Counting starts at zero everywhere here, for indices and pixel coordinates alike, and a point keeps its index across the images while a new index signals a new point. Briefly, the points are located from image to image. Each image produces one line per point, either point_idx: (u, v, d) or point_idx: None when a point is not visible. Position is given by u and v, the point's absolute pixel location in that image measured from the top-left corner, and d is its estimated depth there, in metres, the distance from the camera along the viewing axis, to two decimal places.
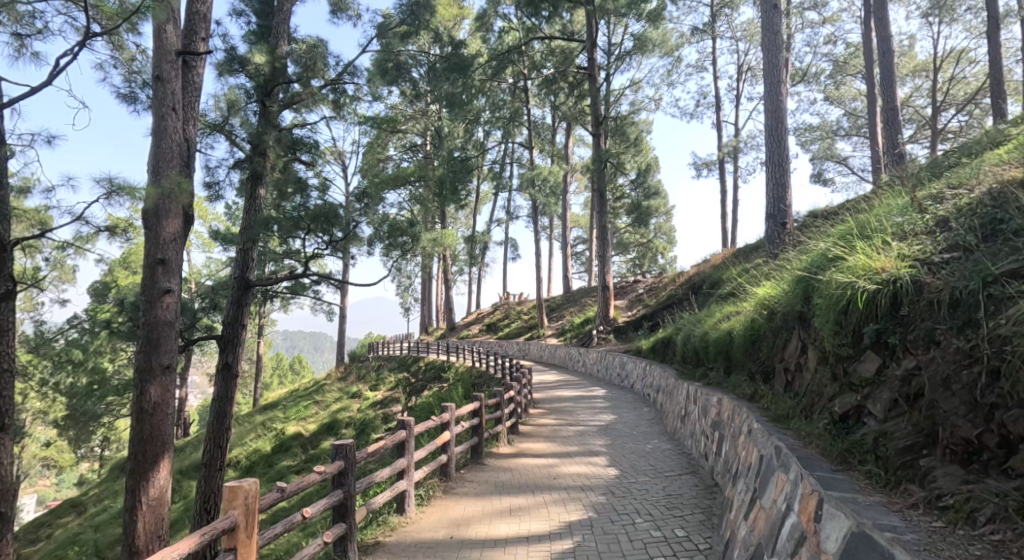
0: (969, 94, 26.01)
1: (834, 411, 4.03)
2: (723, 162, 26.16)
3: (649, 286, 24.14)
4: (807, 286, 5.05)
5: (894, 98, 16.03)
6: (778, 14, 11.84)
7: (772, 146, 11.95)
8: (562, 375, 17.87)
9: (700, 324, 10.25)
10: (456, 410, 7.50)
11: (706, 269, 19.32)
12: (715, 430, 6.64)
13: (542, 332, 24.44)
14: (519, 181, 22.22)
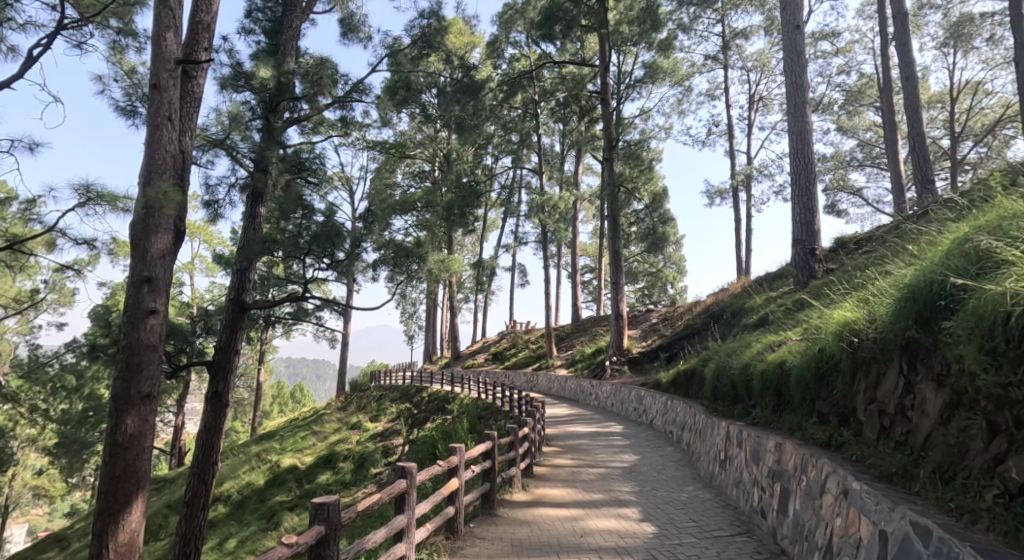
0: (987, 126, 25.70)
1: (1005, 478, 3.88)
2: (737, 191, 25.74)
3: (663, 315, 23.51)
4: (942, 299, 4.89)
5: (921, 125, 15.60)
6: (801, 35, 11.52)
7: (799, 169, 11.52)
8: (574, 408, 17.19)
9: (734, 356, 9.66)
10: (466, 453, 6.92)
11: (724, 299, 18.75)
12: (777, 489, 6.56)
13: (551, 362, 23.76)
14: (529, 207, 21.83)
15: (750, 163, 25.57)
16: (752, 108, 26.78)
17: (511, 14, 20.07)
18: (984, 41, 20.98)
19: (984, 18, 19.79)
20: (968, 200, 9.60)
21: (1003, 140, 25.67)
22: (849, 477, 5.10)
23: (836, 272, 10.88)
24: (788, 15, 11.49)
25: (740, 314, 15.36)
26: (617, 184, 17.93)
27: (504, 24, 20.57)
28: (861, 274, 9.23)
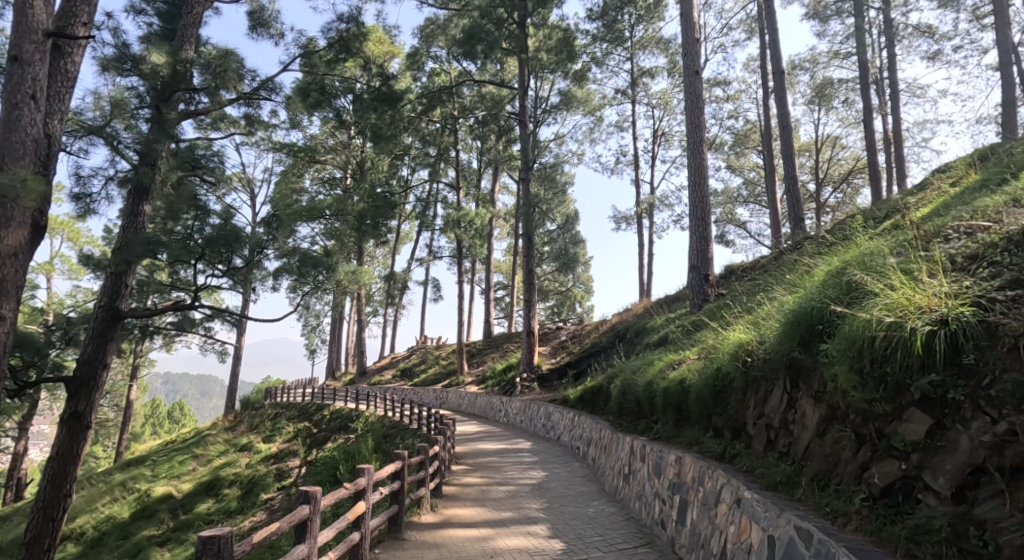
0: (844, 174, 28.75)
1: (871, 484, 4.07)
2: (641, 218, 26.76)
3: (573, 333, 23.86)
4: (821, 324, 5.28)
5: (795, 170, 16.79)
6: (700, 79, 12.05)
7: (696, 201, 11.98)
8: (482, 425, 16.88)
9: (639, 374, 9.77)
10: (374, 473, 6.48)
11: (627, 319, 19.23)
12: (676, 497, 6.64)
13: (461, 379, 23.35)
14: (444, 221, 21.50)
15: (653, 192, 26.70)
16: (655, 142, 28.02)
17: (432, 28, 19.81)
18: (841, 102, 23.37)
19: (841, 84, 21.87)
20: (839, 235, 10.39)
21: (856, 189, 28.77)
22: (742, 486, 5.18)
23: (727, 296, 11.37)
24: (688, 60, 12.02)
25: (643, 333, 15.82)
26: (532, 204, 17.99)
27: (425, 38, 20.31)
28: (748, 299, 9.73)
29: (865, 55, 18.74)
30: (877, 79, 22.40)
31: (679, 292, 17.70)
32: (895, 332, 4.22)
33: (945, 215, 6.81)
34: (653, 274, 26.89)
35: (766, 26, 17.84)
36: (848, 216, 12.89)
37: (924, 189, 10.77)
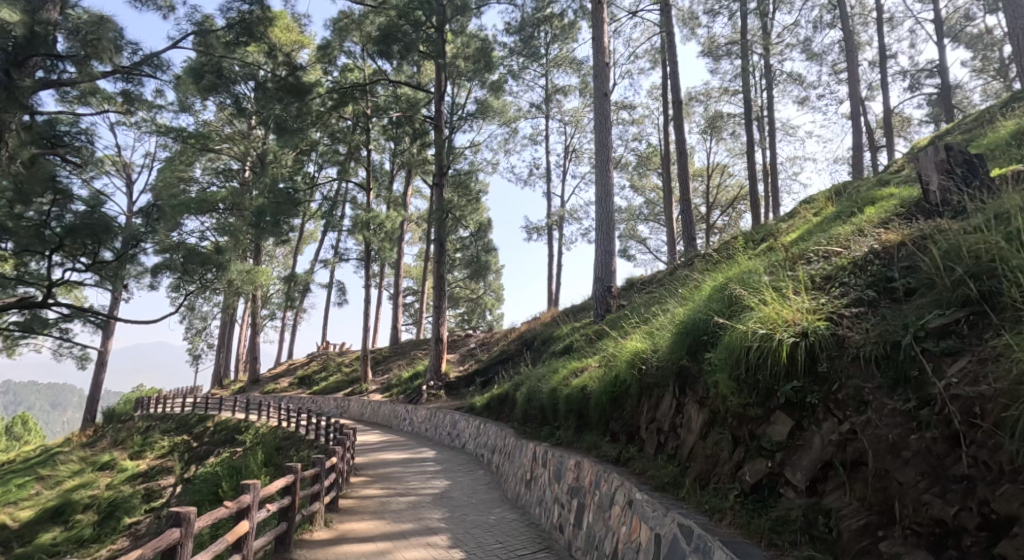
0: (730, 200, 30.70)
1: (743, 480, 4.48)
2: (551, 230, 26.91)
3: (481, 340, 23.52)
4: (706, 335, 5.54)
5: (688, 193, 17.47)
6: (608, 101, 12.14)
7: (603, 214, 12.06)
8: (385, 434, 16.14)
9: (543, 381, 9.62)
10: (262, 489, 5.78)
11: (535, 327, 19.15)
12: (573, 499, 6.60)
13: (364, 387, 22.32)
14: (351, 222, 20.47)
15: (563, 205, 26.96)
16: (566, 157, 28.35)
17: (346, 22, 18.85)
18: (730, 134, 24.80)
19: (728, 119, 23.17)
20: (728, 252, 10.78)
21: (739, 215, 30.97)
22: (634, 488, 5.36)
23: (628, 307, 11.47)
24: (597, 82, 12.08)
25: (549, 341, 15.78)
26: (446, 210, 17.48)
27: (338, 31, 19.33)
28: (645, 310, 9.87)
29: (750, 94, 19.83)
30: (759, 117, 23.94)
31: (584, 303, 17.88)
32: (767, 342, 4.58)
33: (816, 236, 7.32)
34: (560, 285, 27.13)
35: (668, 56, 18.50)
36: (735, 236, 13.53)
37: (806, 212, 11.51)
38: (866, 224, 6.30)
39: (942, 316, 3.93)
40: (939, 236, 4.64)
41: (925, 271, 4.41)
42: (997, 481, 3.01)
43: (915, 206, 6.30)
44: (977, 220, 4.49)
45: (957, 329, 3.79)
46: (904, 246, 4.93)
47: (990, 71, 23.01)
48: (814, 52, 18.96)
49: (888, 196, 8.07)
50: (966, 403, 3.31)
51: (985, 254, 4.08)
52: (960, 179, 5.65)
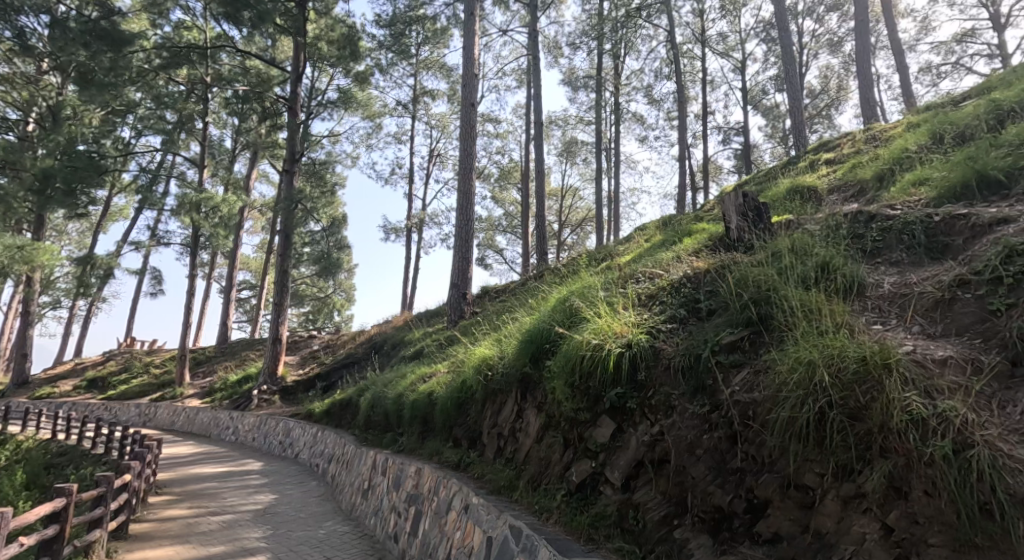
0: (580, 220, 32.09)
1: (570, 480, 4.32)
2: (410, 232, 26.00)
3: (325, 343, 21.98)
4: (547, 343, 5.32)
5: (544, 211, 17.51)
6: (475, 112, 11.82)
7: (462, 219, 11.68)
8: (201, 445, 14.26)
9: (390, 386, 8.96)
10: (19, 517, 4.42)
11: (386, 330, 18.21)
12: (410, 507, 6.05)
13: (180, 392, 19.74)
14: (176, 203, 17.99)
15: (424, 207, 26.16)
16: (429, 160, 27.62)
17: None
18: (581, 159, 25.88)
19: (581, 145, 24.08)
20: (576, 266, 10.93)
21: (586, 234, 32.58)
22: (471, 492, 4.97)
23: (481, 314, 11.14)
24: (466, 90, 11.69)
25: (400, 346, 15.02)
26: (295, 200, 15.93)
27: None
28: (497, 318, 9.58)
29: (602, 125, 20.61)
30: (605, 148, 25.16)
31: (438, 308, 17.37)
32: (598, 353, 4.46)
33: (652, 257, 7.53)
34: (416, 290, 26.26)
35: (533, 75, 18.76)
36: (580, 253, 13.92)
37: (647, 234, 12.16)
38: (682, 252, 6.54)
39: (734, 333, 4.06)
40: (734, 266, 4.83)
41: (723, 294, 4.53)
42: (761, 471, 3.26)
43: (722, 239, 6.62)
44: (762, 255, 4.75)
45: (742, 345, 3.95)
46: (709, 273, 5.05)
47: (777, 138, 26.69)
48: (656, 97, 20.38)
49: (703, 229, 8.56)
50: (744, 407, 3.51)
51: (763, 283, 4.29)
52: (751, 221, 6.02)
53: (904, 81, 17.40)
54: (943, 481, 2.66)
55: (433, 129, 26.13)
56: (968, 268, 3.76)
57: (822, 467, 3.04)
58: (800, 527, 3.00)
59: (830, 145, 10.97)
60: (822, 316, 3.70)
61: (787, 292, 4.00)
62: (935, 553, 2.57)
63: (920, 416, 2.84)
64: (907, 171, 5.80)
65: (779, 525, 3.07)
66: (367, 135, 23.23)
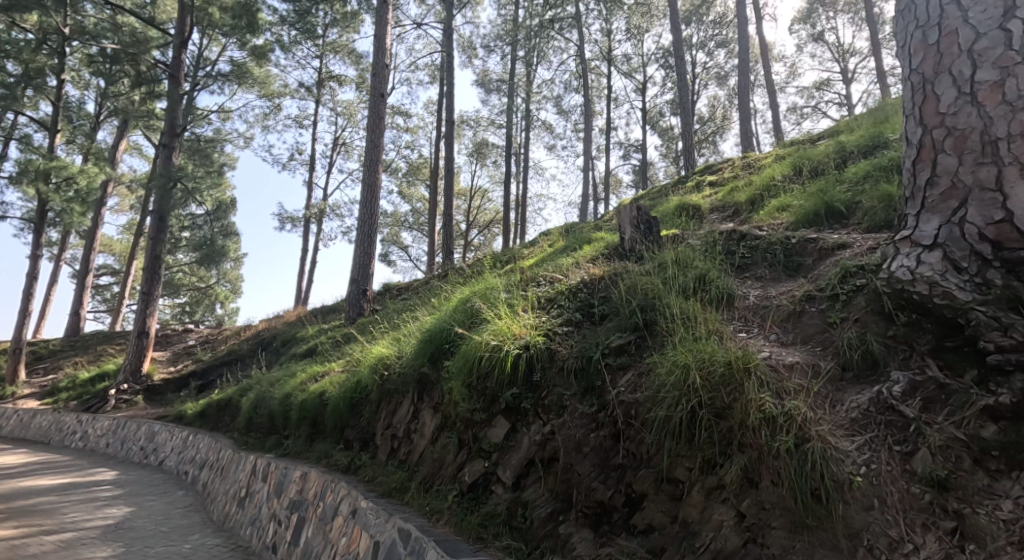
0: (487, 222, 32.45)
1: (463, 480, 4.47)
2: (308, 224, 25.04)
3: (203, 338, 20.71)
4: (447, 343, 5.46)
5: (451, 210, 17.56)
6: (384, 104, 11.70)
7: (365, 213, 11.54)
8: (36, 451, 12.74)
9: (277, 386, 8.71)
10: None
11: (276, 326, 17.49)
12: (292, 515, 5.90)
13: (13, 392, 17.90)
14: (16, 168, 16.03)
15: (325, 199, 25.28)
16: (332, 150, 26.80)
17: None
18: (491, 162, 26.28)
19: (491, 147, 24.40)
20: (479, 268, 11.14)
21: (493, 236, 33.02)
22: (360, 496, 4.97)
23: (380, 312, 11.06)
24: (376, 80, 11.59)
25: (290, 343, 14.52)
26: (172, 177, 14.83)
27: None
28: (396, 317, 9.57)
29: (513, 130, 20.99)
30: (515, 152, 25.72)
31: (335, 304, 16.96)
32: (496, 353, 4.66)
33: (551, 263, 7.88)
34: (312, 285, 25.32)
35: (445, 73, 18.77)
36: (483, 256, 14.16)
37: (548, 241, 12.61)
38: (581, 259, 6.91)
39: (624, 337, 4.39)
40: (625, 274, 5.21)
41: (615, 300, 4.88)
42: (639, 467, 3.56)
43: (617, 248, 7.07)
44: (652, 265, 5.16)
45: (629, 348, 4.29)
46: (602, 279, 5.39)
47: (671, 158, 28.51)
48: (564, 108, 21.09)
49: (601, 239, 9.06)
50: (627, 407, 3.82)
51: (650, 292, 4.68)
52: (642, 232, 6.48)
53: (776, 117, 19.25)
54: (785, 471, 2.95)
55: (337, 117, 25.38)
56: (813, 285, 4.32)
57: (689, 461, 3.32)
58: (669, 517, 3.27)
59: (715, 168, 12.03)
60: (697, 323, 4.08)
61: (670, 300, 4.40)
62: (776, 536, 2.86)
63: (770, 415, 3.13)
64: (771, 198, 6.52)
65: (652, 517, 3.34)
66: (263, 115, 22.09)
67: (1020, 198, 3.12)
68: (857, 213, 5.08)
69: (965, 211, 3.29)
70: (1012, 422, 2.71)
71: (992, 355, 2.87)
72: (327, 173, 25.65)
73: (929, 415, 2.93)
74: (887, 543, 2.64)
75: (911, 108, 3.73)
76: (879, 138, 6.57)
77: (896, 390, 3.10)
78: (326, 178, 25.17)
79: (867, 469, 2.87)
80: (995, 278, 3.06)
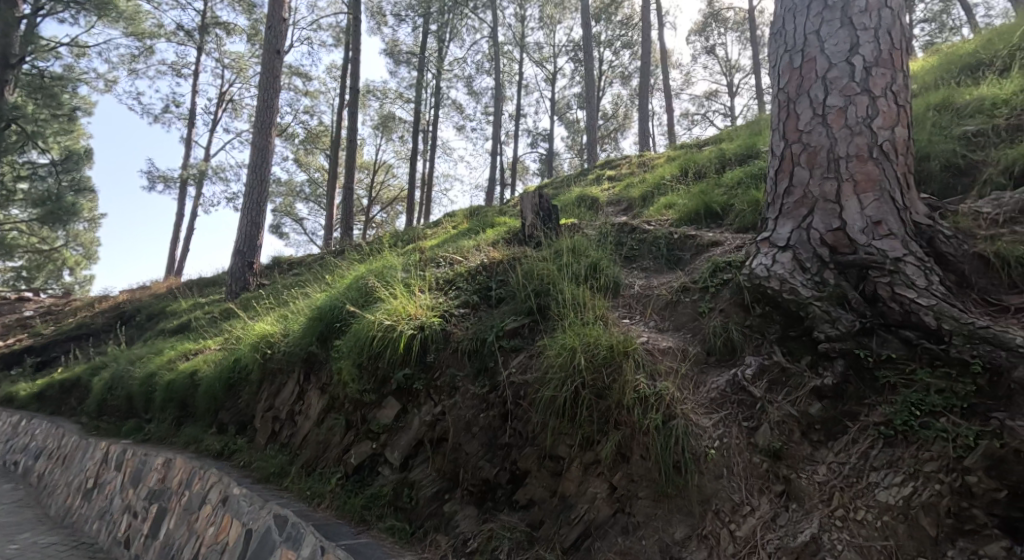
0: (390, 199, 31.77)
1: (348, 463, 4.52)
2: (185, 185, 23.09)
3: (45, 309, 18.53)
4: (338, 322, 5.39)
5: (352, 184, 17.04)
6: (280, 60, 11.12)
7: (253, 179, 10.97)
8: None
9: (137, 365, 8.07)
10: None
11: (138, 297, 15.75)
12: (151, 506, 5.76)
13: None
14: None
15: (207, 160, 23.44)
16: (218, 105, 24.74)
17: None
18: (397, 137, 25.68)
19: (398, 122, 23.83)
20: (379, 246, 10.99)
21: (396, 214, 32.38)
22: (232, 483, 4.91)
23: (267, 287, 10.58)
24: (270, 35, 10.92)
25: (156, 317, 13.40)
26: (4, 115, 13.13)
27: None
28: (284, 293, 9.22)
29: (421, 108, 20.60)
30: (423, 129, 25.32)
31: (214, 276, 15.88)
32: (389, 334, 4.67)
33: (449, 245, 7.95)
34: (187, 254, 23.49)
35: (351, 38, 18.00)
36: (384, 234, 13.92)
37: (449, 223, 12.66)
38: (482, 242, 7.04)
39: (518, 320, 4.57)
40: (523, 259, 5.38)
41: (512, 284, 5.04)
42: (524, 445, 3.79)
43: (518, 233, 7.26)
44: (550, 251, 5.37)
45: (522, 331, 4.48)
46: (502, 262, 5.54)
47: (575, 150, 29.36)
48: (473, 89, 20.96)
49: (503, 223, 9.26)
50: (516, 388, 4.01)
51: (545, 278, 4.89)
52: (542, 219, 6.70)
53: (670, 120, 20.35)
54: (652, 446, 3.27)
55: (225, 71, 23.48)
56: (688, 277, 4.73)
57: (570, 439, 3.58)
58: (549, 492, 3.56)
59: (615, 162, 12.63)
60: (586, 308, 4.34)
61: (563, 286, 4.62)
62: (641, 504, 3.22)
63: (644, 395, 3.42)
64: (660, 196, 6.98)
65: (534, 493, 3.60)
66: (132, 58, 19.84)
67: (853, 211, 3.64)
68: (730, 214, 5.59)
69: (811, 218, 3.76)
70: (832, 401, 3.17)
71: (822, 343, 3.32)
72: (211, 132, 23.71)
73: (772, 395, 3.34)
74: (731, 506, 3.04)
75: (777, 123, 4.16)
76: (752, 148, 7.21)
77: (748, 371, 3.50)
78: (210, 137, 23.31)
79: (720, 443, 3.24)
80: (829, 277, 3.52)
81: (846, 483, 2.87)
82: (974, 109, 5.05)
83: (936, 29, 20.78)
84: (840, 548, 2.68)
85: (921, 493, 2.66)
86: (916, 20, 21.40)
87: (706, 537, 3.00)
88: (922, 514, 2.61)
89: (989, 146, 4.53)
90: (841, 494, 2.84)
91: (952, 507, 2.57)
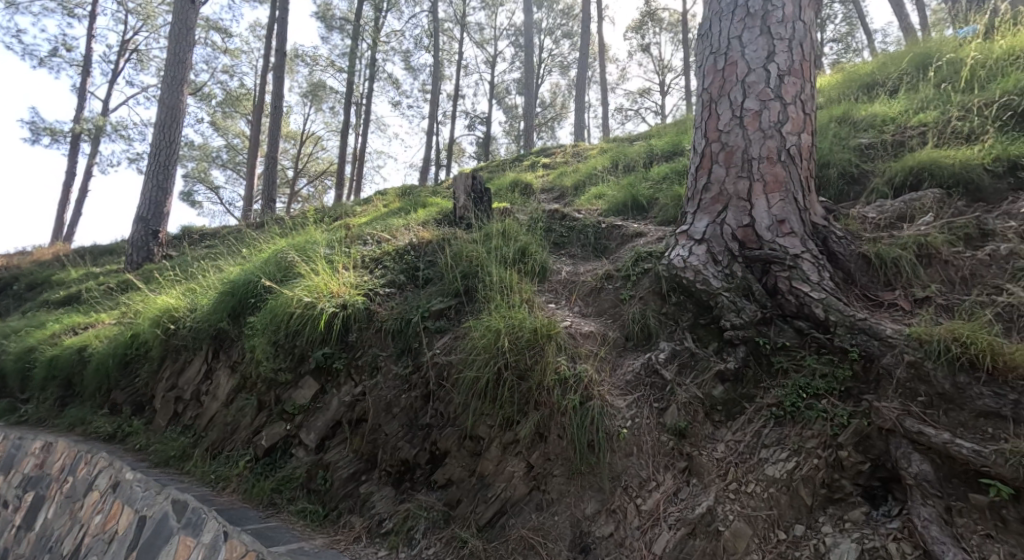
0: (317, 173, 30.70)
1: (258, 445, 4.42)
2: (79, 139, 21.17)
3: None
4: (253, 297, 5.23)
5: (275, 152, 16.33)
6: (194, 12, 10.49)
7: (160, 139, 10.33)
8: None
9: (14, 338, 7.44)
10: None
11: (16, 262, 14.26)
12: (28, 494, 5.55)
13: None
14: None
15: (107, 115, 21.59)
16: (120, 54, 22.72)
17: None
18: (327, 108, 24.76)
19: (327, 91, 22.95)
20: (305, 220, 10.65)
21: (324, 188, 31.23)
22: (123, 469, 4.72)
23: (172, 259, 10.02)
24: None
25: (39, 287, 12.34)
26: None
27: None
28: (192, 265, 8.78)
29: (352, 79, 19.94)
30: (355, 101, 24.53)
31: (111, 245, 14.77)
32: (309, 311, 4.60)
33: (377, 223, 7.83)
34: (79, 216, 21.65)
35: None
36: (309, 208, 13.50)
37: (376, 201, 12.44)
38: (412, 222, 7.00)
39: (443, 301, 4.61)
40: (453, 241, 5.42)
41: (440, 266, 5.07)
42: (444, 426, 3.86)
43: (449, 214, 7.26)
44: (479, 234, 5.43)
45: (448, 313, 4.52)
46: (431, 242, 5.56)
47: (512, 136, 29.46)
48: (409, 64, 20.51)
49: (433, 204, 9.22)
50: (440, 368, 4.06)
51: (472, 261, 4.94)
52: (474, 201, 6.73)
53: (604, 114, 20.71)
54: (568, 425, 3.42)
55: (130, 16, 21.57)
56: (612, 266, 4.92)
57: (490, 420, 3.68)
58: (467, 471, 3.65)
59: (548, 151, 12.80)
60: (513, 292, 4.44)
61: (490, 269, 4.70)
62: (555, 482, 3.38)
63: (564, 376, 3.56)
64: (591, 187, 7.17)
65: (452, 472, 3.69)
66: None
67: (761, 210, 3.91)
68: (655, 208, 5.84)
69: (725, 215, 4.01)
70: (733, 384, 3.44)
71: (727, 331, 3.57)
72: (110, 82, 21.75)
73: (680, 378, 3.56)
74: (638, 482, 3.25)
75: (700, 122, 4.38)
76: (677, 146, 7.53)
77: (661, 356, 3.71)
78: (109, 89, 21.37)
79: (632, 423, 3.44)
80: (738, 270, 3.77)
81: (740, 460, 3.13)
82: (868, 123, 5.51)
83: (841, 49, 22.21)
84: (731, 518, 2.93)
85: (803, 468, 2.94)
86: (824, 39, 22.80)
87: (614, 511, 3.20)
88: (802, 486, 2.90)
89: (879, 159, 4.98)
90: (734, 470, 3.10)
91: (827, 479, 2.88)
